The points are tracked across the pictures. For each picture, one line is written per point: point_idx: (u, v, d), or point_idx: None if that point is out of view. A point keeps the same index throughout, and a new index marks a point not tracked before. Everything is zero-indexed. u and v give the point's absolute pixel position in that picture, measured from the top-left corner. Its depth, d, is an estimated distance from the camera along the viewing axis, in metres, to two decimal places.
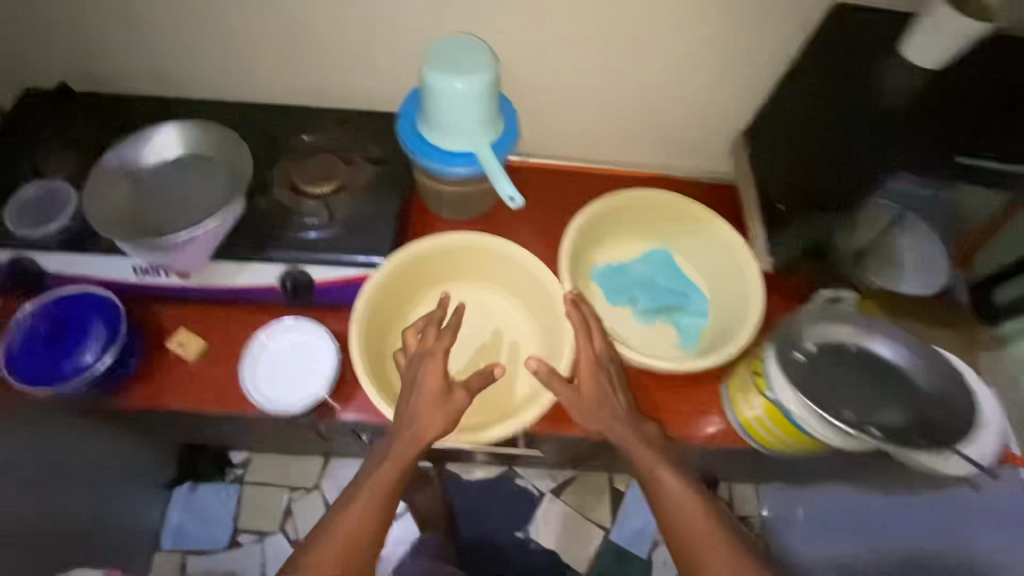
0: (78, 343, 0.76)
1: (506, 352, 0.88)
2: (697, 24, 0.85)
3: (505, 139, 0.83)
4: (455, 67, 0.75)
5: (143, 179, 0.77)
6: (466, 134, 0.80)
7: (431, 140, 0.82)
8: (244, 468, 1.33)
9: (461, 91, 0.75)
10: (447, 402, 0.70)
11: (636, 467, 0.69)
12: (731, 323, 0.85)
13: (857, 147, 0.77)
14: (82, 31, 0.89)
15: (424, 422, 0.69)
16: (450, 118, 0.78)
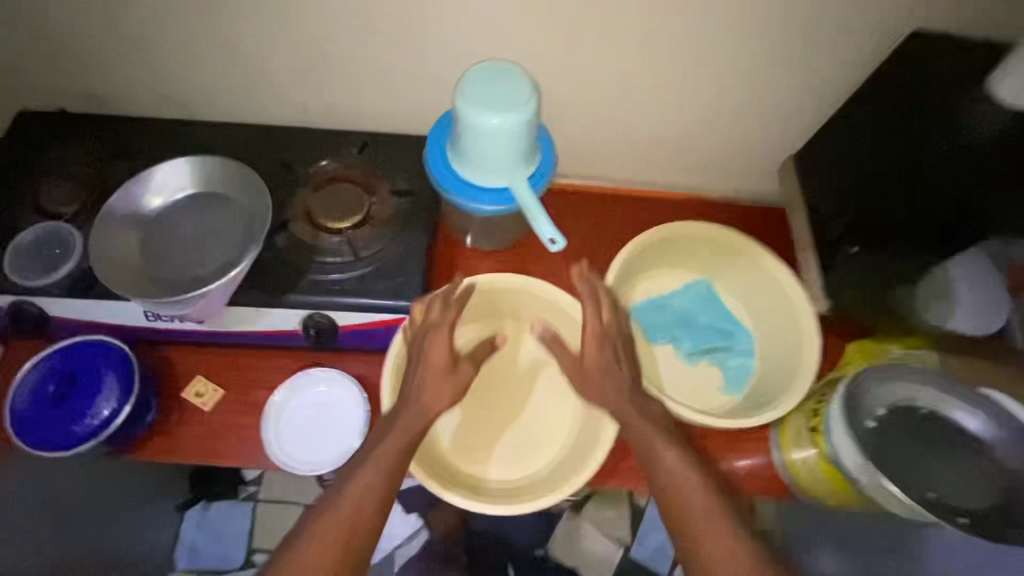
0: (87, 400, 0.70)
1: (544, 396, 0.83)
2: (749, 43, 0.79)
3: (542, 171, 0.78)
4: (493, 102, 0.68)
5: (152, 221, 0.70)
6: (503, 169, 0.74)
7: (463, 173, 0.76)
8: (257, 485, 1.27)
9: (498, 128, 0.68)
10: (455, 374, 0.69)
11: (635, 441, 0.67)
12: (784, 370, 0.80)
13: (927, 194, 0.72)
14: (83, 49, 0.82)
15: (432, 395, 0.67)
16: (486, 154, 0.72)
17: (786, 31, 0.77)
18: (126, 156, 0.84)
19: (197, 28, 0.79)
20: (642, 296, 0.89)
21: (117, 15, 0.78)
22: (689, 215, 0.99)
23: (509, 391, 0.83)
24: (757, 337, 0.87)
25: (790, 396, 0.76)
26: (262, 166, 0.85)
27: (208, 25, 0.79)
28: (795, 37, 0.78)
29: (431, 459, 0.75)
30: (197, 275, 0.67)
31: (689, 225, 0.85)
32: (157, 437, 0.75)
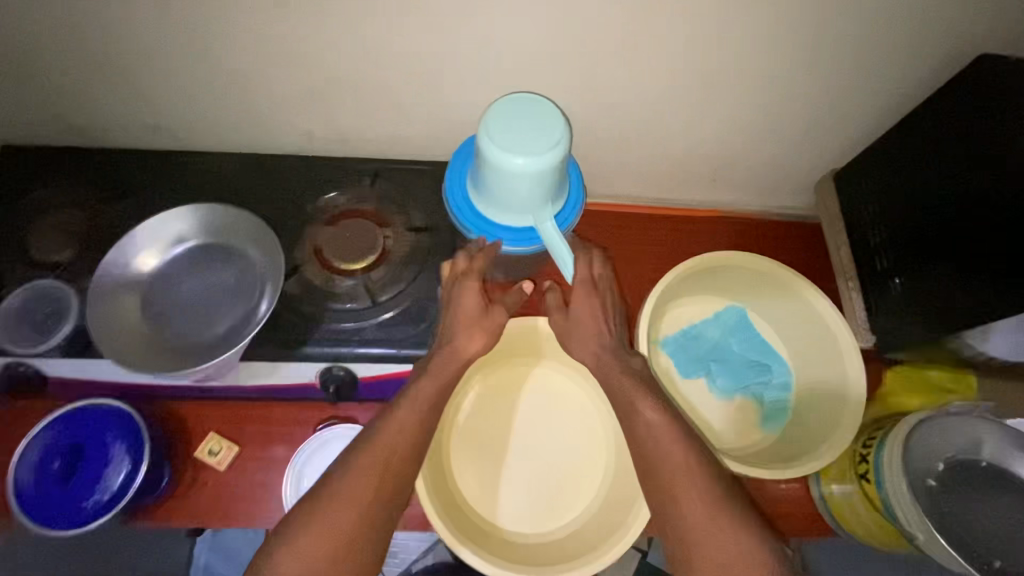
0: (95, 473, 0.66)
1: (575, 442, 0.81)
2: (792, 66, 0.73)
3: (569, 211, 0.73)
4: (515, 143, 0.62)
5: (154, 279, 0.67)
6: (528, 209, 0.69)
7: (487, 212, 0.72)
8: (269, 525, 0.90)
9: (521, 175, 0.63)
10: (486, 320, 0.70)
11: (616, 395, 0.68)
12: (824, 410, 0.78)
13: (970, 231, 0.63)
14: (62, 84, 0.75)
15: (465, 340, 0.68)
16: (509, 196, 0.67)
17: (832, 54, 0.71)
18: (121, 196, 0.78)
19: (188, 58, 0.72)
20: (673, 328, 0.87)
21: (101, 48, 0.71)
22: (718, 236, 0.95)
23: (538, 436, 0.80)
24: (794, 372, 0.84)
25: (837, 443, 0.72)
26: (269, 202, 0.80)
27: (202, 56, 0.72)
28: (842, 59, 0.72)
29: (455, 509, 0.73)
30: (212, 337, 0.65)
31: (727, 253, 0.80)
32: (171, 499, 0.71)
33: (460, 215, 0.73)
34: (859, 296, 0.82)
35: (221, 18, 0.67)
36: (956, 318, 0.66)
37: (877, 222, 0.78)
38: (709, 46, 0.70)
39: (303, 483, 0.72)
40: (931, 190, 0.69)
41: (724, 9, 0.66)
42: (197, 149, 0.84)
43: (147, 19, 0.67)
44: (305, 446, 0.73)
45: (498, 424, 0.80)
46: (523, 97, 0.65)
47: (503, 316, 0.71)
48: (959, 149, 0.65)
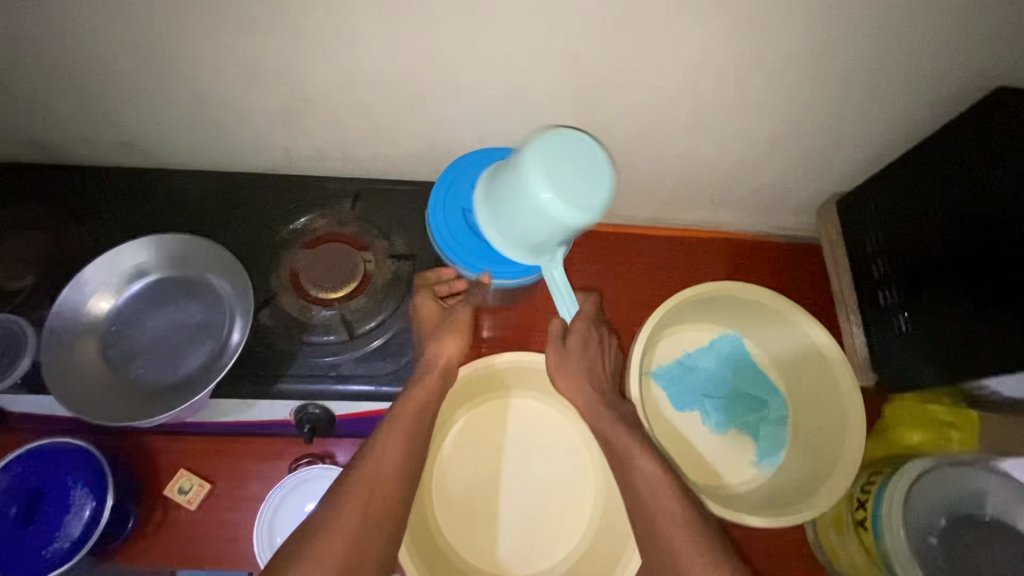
0: (54, 519, 0.63)
1: (563, 480, 0.78)
2: (800, 89, 0.68)
3: None
4: (556, 180, 0.53)
5: (118, 314, 0.63)
6: (537, 250, 0.62)
7: (487, 232, 0.63)
8: None
9: (546, 215, 0.54)
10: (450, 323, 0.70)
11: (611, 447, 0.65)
12: (821, 449, 0.75)
13: (974, 279, 0.61)
14: (18, 98, 0.70)
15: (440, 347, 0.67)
16: (521, 230, 0.59)
17: (842, 78, 0.67)
18: (85, 218, 0.74)
19: (154, 77, 0.67)
20: (669, 356, 0.83)
21: (55, 64, 0.65)
22: (716, 259, 0.91)
23: (525, 471, 0.77)
24: (791, 405, 0.82)
25: (835, 490, 0.69)
26: (241, 226, 0.75)
27: (166, 74, 0.67)
28: (852, 83, 0.67)
29: (433, 552, 0.71)
30: (180, 375, 0.61)
31: (723, 283, 0.76)
32: (140, 539, 0.68)
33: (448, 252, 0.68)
34: (861, 330, 0.81)
35: (186, 36, 0.62)
36: (957, 362, 0.64)
37: (883, 255, 0.76)
38: (712, 68, 0.66)
39: (275, 539, 0.68)
40: (936, 231, 0.66)
41: (728, 32, 0.61)
42: (167, 166, 0.79)
43: (107, 36, 0.62)
44: (269, 500, 0.67)
45: (483, 459, 0.77)
46: (578, 132, 0.56)
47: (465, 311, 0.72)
48: (968, 184, 0.62)
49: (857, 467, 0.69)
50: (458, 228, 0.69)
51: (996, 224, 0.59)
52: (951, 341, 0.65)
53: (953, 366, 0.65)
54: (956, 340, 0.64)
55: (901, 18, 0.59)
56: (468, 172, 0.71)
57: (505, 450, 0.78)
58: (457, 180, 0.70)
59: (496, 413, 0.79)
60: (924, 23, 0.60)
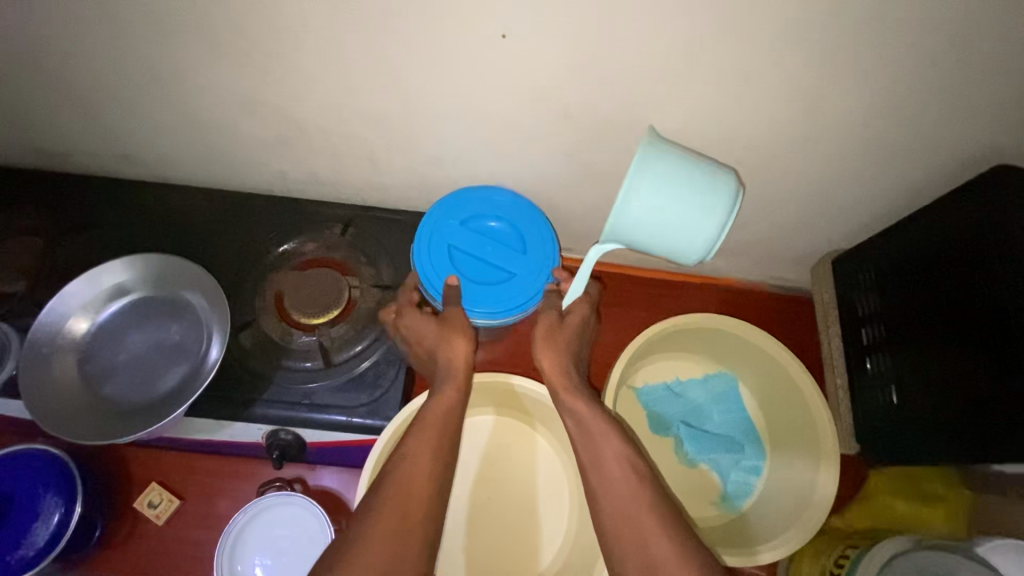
0: (20, 525, 0.63)
1: (564, 508, 0.79)
2: (796, 148, 0.67)
3: (543, 270, 0.71)
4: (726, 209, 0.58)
5: (99, 329, 0.64)
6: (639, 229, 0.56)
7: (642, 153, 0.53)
8: None
9: (712, 215, 0.55)
10: (453, 324, 0.65)
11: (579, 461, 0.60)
12: (790, 502, 0.73)
13: (968, 357, 0.59)
14: (26, 109, 0.72)
15: (451, 347, 0.64)
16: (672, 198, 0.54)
17: (842, 139, 0.65)
18: (84, 227, 0.76)
19: (154, 96, 0.68)
20: (655, 379, 0.82)
21: (60, 78, 0.67)
22: (708, 307, 0.90)
23: (497, 503, 0.79)
24: (769, 454, 0.79)
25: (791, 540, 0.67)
26: (232, 246, 0.77)
27: (165, 96, 0.68)
28: (853, 147, 0.66)
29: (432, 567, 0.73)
30: (155, 393, 0.62)
31: (715, 315, 0.77)
32: (106, 551, 0.69)
33: (429, 284, 0.69)
34: (846, 395, 0.79)
35: (182, 61, 0.63)
36: (940, 438, 0.63)
37: (878, 320, 0.73)
38: (709, 125, 0.64)
39: (235, 568, 0.65)
40: (930, 302, 0.64)
41: (726, 93, 0.60)
42: (167, 181, 0.81)
43: (106, 53, 0.63)
44: (234, 521, 0.66)
45: (475, 486, 0.79)
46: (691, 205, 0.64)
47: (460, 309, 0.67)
48: (961, 260, 0.61)
49: (825, 515, 0.67)
50: (441, 262, 0.70)
51: (991, 302, 0.57)
52: (942, 417, 0.62)
53: (934, 443, 0.64)
54: (945, 415, 0.62)
55: (904, 87, 0.58)
56: (459, 210, 0.71)
57: (502, 479, 0.80)
58: (447, 217, 0.71)
59: (513, 436, 0.82)
60: (927, 93, 0.58)
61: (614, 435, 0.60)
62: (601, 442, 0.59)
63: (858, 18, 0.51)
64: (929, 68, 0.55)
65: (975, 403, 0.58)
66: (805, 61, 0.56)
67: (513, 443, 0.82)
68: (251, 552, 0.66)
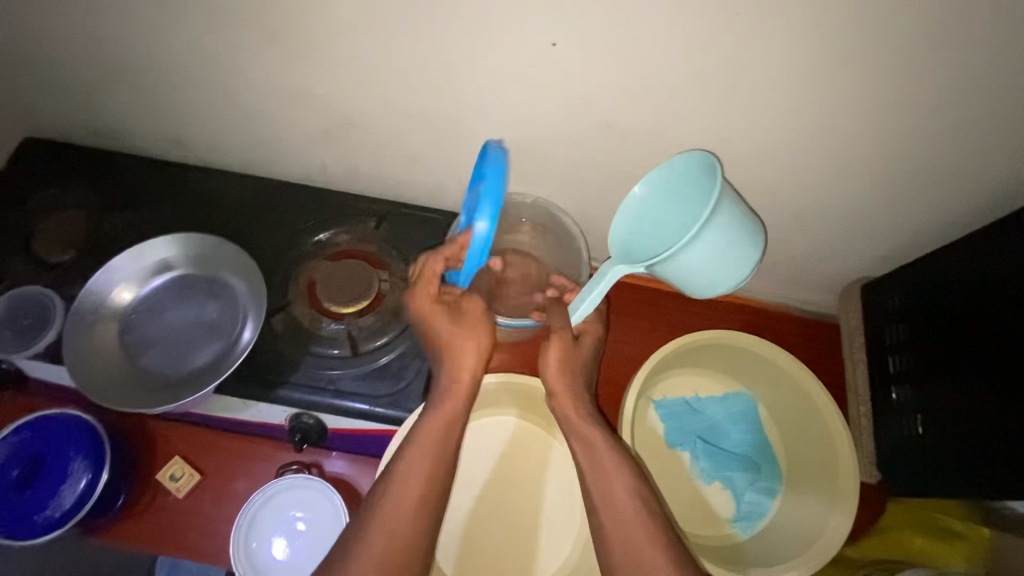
0: (48, 487, 0.65)
1: (573, 514, 0.79)
2: (836, 171, 0.66)
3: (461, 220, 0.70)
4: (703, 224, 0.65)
5: (139, 302, 0.67)
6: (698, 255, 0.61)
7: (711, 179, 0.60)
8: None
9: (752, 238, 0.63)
10: (466, 321, 0.64)
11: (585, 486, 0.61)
12: (803, 529, 0.72)
13: (990, 385, 0.59)
14: (88, 89, 0.75)
15: (457, 349, 0.62)
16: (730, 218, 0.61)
17: (880, 165, 0.65)
18: (130, 205, 0.79)
19: (206, 80, 0.71)
20: (675, 392, 0.82)
21: (124, 61, 0.70)
22: (732, 326, 0.89)
23: (507, 503, 0.79)
24: (785, 478, 0.78)
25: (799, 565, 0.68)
26: (270, 232, 0.79)
27: (218, 83, 0.71)
28: (892, 172, 0.65)
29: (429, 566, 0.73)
30: (188, 367, 0.64)
31: (733, 332, 0.77)
32: (126, 518, 0.71)
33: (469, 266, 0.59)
34: (868, 423, 0.78)
35: (237, 48, 0.65)
36: (958, 471, 0.62)
37: (905, 349, 0.73)
38: (744, 142, 0.65)
39: (251, 545, 0.66)
40: (958, 330, 0.64)
41: (766, 110, 0.60)
42: (210, 165, 0.84)
43: (167, 39, 0.66)
44: (256, 496, 0.67)
45: (482, 480, 0.80)
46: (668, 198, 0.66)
47: (478, 300, 0.65)
48: (991, 297, 0.60)
49: (839, 544, 0.67)
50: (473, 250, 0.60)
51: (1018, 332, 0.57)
52: (962, 446, 0.62)
53: (952, 479, 0.63)
54: (964, 444, 0.61)
55: (945, 114, 0.58)
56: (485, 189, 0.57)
57: (514, 481, 0.80)
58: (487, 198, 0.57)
59: (527, 439, 0.82)
60: (967, 123, 0.58)
61: (625, 467, 0.61)
62: (606, 472, 0.60)
63: (905, 46, 0.52)
64: (971, 98, 0.55)
65: (993, 432, 0.58)
66: (849, 85, 0.56)
67: (527, 446, 0.82)
68: (268, 531, 0.67)
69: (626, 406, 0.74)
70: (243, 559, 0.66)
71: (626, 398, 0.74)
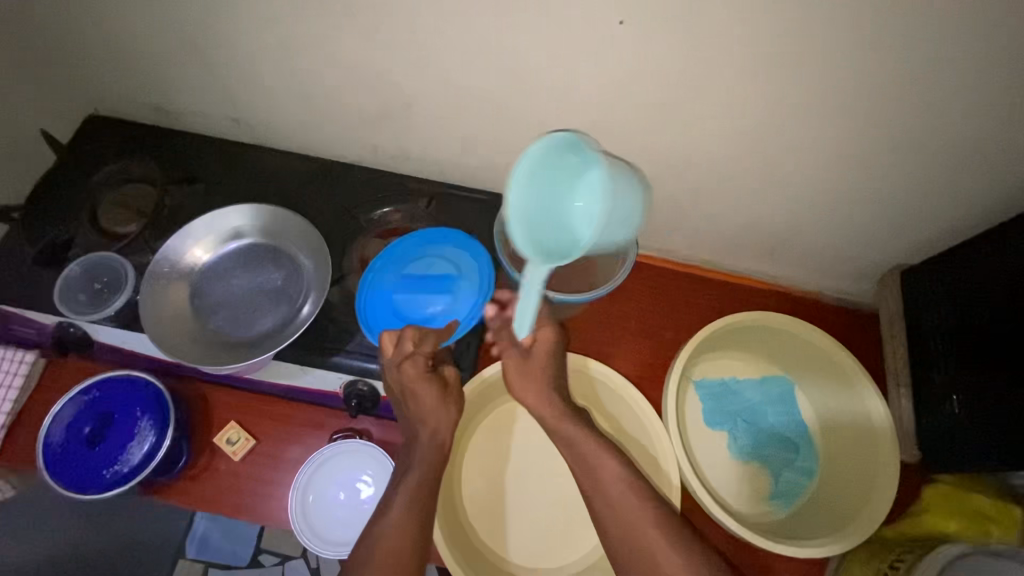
0: (117, 445, 0.68)
1: None
2: (880, 165, 0.67)
3: (370, 285, 0.73)
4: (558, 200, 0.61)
5: (208, 270, 0.72)
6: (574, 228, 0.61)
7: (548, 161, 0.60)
8: (280, 555, 1.16)
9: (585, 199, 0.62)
10: (450, 392, 0.66)
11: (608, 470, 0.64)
12: (843, 507, 0.74)
13: None
14: (151, 69, 0.78)
15: (443, 418, 0.64)
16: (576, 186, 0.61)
17: (925, 160, 0.65)
18: (190, 180, 0.82)
19: (266, 61, 0.73)
20: (713, 373, 0.84)
21: (188, 42, 0.73)
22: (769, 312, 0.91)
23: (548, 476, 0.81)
24: (823, 460, 0.80)
25: (838, 540, 0.69)
26: (324, 209, 0.82)
27: (276, 65, 0.73)
28: (937, 166, 0.66)
29: (467, 537, 0.73)
30: (252, 332, 0.69)
31: (786, 318, 0.79)
32: (185, 478, 0.73)
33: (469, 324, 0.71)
34: (908, 406, 0.79)
35: (298, 32, 0.67)
36: (994, 449, 0.64)
37: (945, 335, 0.74)
38: (798, 130, 0.65)
39: (308, 498, 0.70)
40: (997, 315, 0.65)
41: (813, 107, 0.62)
42: (267, 144, 0.87)
43: (230, 21, 0.68)
44: (321, 452, 0.71)
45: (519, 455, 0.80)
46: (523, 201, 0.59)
47: (454, 372, 0.68)
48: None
49: (881, 523, 0.69)
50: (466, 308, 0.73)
51: None
52: (999, 425, 0.63)
53: (982, 459, 0.66)
54: (999, 419, 0.63)
55: (994, 111, 0.58)
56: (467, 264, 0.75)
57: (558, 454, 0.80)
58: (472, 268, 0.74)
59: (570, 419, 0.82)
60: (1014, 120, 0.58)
61: None
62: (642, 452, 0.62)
63: (979, 30, 0.51)
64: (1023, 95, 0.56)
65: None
66: (913, 74, 0.55)
67: None
68: (327, 487, 0.71)
69: (672, 380, 0.76)
70: (299, 510, 0.69)
71: (672, 375, 0.76)
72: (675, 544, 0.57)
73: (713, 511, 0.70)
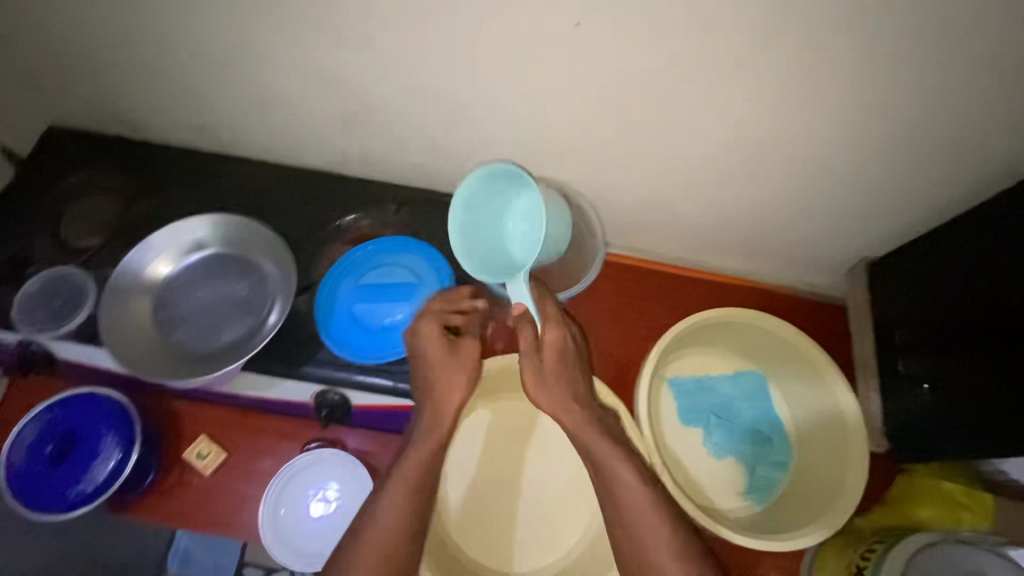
0: (81, 463, 0.67)
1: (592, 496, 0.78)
2: (842, 161, 0.68)
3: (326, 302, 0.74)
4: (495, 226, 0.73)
5: (171, 283, 0.72)
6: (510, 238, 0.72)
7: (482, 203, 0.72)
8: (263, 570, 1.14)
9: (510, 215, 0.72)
10: (458, 361, 0.67)
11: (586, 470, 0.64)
12: (814, 498, 0.75)
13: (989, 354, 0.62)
14: (112, 80, 0.77)
15: (447, 388, 0.65)
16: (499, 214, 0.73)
17: (885, 156, 0.66)
18: (154, 191, 0.82)
19: (229, 71, 0.72)
20: (686, 371, 0.85)
21: (149, 52, 0.71)
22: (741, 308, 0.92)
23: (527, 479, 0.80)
24: (794, 452, 0.81)
25: (809, 533, 0.70)
26: (292, 217, 0.82)
27: (240, 75, 0.72)
28: (897, 162, 0.67)
29: (442, 546, 0.73)
30: (218, 344, 0.69)
31: (756, 312, 0.80)
32: (154, 494, 0.72)
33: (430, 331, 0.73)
34: (877, 397, 0.81)
35: (261, 41, 0.67)
36: (961, 438, 0.65)
37: (911, 326, 0.75)
38: (762, 126, 0.65)
39: (279, 511, 0.69)
40: (960, 306, 0.66)
41: (775, 105, 0.62)
42: (233, 152, 0.86)
43: (191, 30, 0.67)
44: (291, 463, 0.71)
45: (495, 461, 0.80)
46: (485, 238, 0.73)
47: (473, 345, 0.69)
48: (989, 273, 0.63)
49: (851, 514, 0.69)
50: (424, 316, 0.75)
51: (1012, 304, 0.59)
52: (965, 414, 0.64)
53: (954, 448, 0.66)
54: (965, 409, 0.64)
55: (949, 108, 0.59)
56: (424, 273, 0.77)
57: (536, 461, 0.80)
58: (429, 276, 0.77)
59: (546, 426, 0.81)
60: (968, 115, 0.59)
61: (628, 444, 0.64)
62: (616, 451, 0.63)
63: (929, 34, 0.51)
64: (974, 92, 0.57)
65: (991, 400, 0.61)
66: (872, 71, 0.56)
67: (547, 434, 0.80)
68: (297, 500, 0.70)
69: (643, 378, 0.76)
70: (270, 524, 0.68)
71: (645, 377, 0.76)
72: (650, 544, 0.58)
73: (683, 504, 0.69)
